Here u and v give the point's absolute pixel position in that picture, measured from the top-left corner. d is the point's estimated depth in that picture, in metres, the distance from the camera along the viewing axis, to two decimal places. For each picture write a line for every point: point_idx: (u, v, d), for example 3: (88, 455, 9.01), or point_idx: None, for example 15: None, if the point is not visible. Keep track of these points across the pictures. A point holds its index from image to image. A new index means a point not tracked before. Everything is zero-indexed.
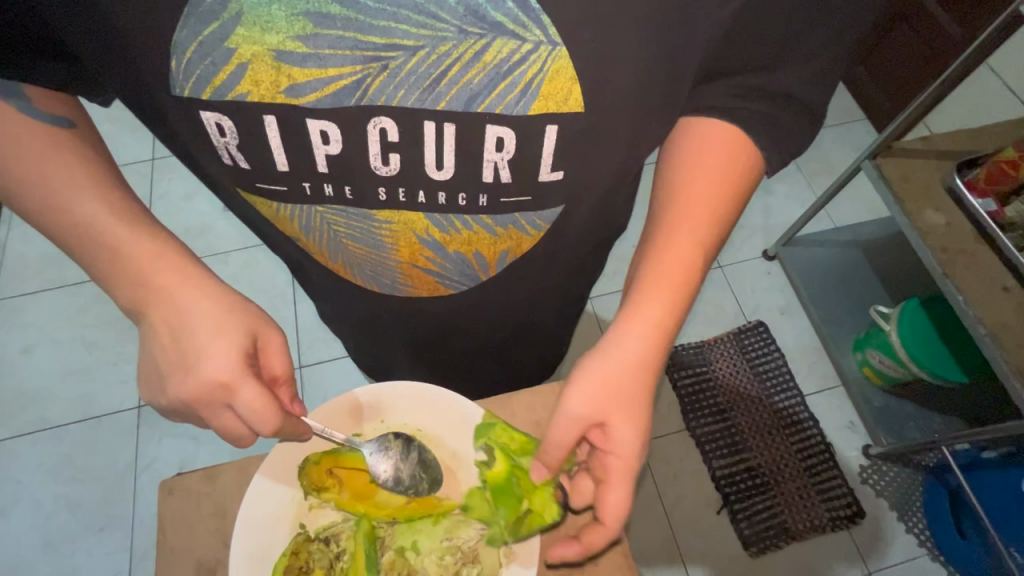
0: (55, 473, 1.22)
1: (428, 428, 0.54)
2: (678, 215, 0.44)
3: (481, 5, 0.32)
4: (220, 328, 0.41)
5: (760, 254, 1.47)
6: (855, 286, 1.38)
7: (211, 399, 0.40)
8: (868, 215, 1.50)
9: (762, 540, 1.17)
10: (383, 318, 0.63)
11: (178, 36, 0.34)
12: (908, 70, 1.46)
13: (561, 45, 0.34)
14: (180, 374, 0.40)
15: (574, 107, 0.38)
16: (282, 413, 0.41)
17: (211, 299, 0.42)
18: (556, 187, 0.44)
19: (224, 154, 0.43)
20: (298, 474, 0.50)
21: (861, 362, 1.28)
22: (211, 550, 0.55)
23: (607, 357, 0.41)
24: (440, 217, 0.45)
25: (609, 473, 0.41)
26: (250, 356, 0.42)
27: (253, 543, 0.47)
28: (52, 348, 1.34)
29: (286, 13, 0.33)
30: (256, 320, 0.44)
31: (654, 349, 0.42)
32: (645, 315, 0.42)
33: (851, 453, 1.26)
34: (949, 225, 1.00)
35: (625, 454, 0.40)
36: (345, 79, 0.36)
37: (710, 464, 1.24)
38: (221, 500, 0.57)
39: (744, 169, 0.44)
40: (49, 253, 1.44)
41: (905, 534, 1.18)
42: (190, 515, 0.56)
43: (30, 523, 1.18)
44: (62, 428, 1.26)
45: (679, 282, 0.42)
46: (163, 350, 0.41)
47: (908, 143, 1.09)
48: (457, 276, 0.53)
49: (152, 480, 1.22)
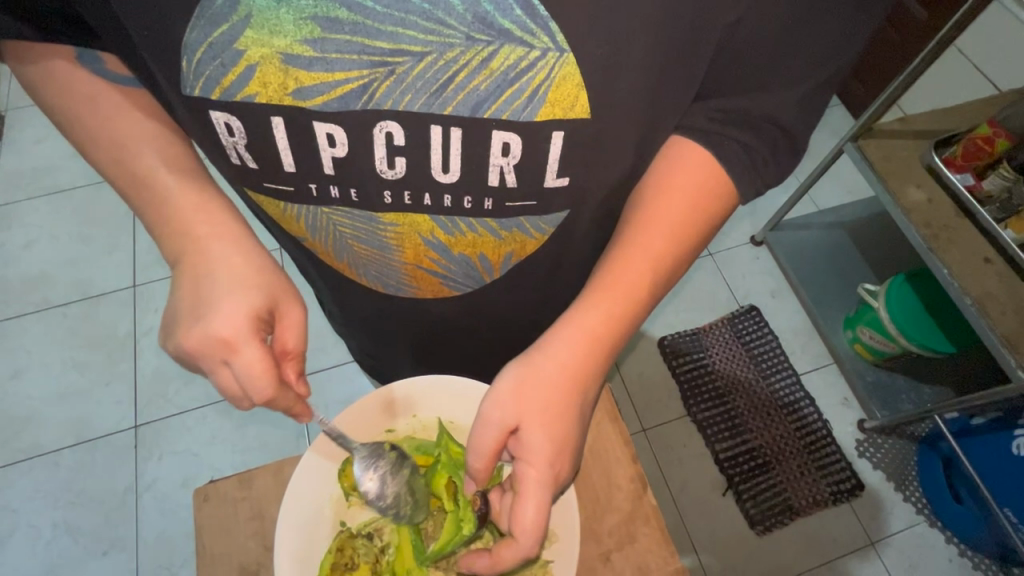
0: (52, 499, 1.19)
1: (460, 419, 0.54)
2: (641, 224, 0.45)
3: (490, 13, 0.33)
4: (240, 284, 0.42)
5: (748, 240, 1.50)
6: (842, 267, 1.42)
7: (211, 352, 0.41)
8: (850, 197, 1.54)
9: (766, 518, 1.20)
10: (394, 321, 0.63)
11: (189, 36, 0.35)
12: (881, 54, 1.50)
13: (569, 51, 0.35)
14: (189, 321, 0.41)
15: (581, 113, 0.38)
16: (276, 383, 0.41)
17: (242, 254, 0.43)
18: (563, 193, 0.44)
19: (233, 154, 0.43)
20: (336, 476, 0.51)
21: (852, 339, 1.32)
22: (252, 553, 0.58)
23: (538, 359, 0.42)
24: (445, 219, 0.45)
25: (522, 485, 0.41)
26: (262, 319, 0.42)
27: (298, 545, 0.48)
28: (42, 371, 1.31)
29: (294, 17, 0.33)
30: (278, 286, 0.44)
31: (587, 353, 0.42)
32: (583, 319, 0.43)
33: (846, 428, 1.29)
34: (931, 202, 1.04)
35: (538, 462, 0.40)
36: (352, 83, 0.36)
37: (712, 447, 1.26)
38: (258, 503, 0.60)
39: (713, 190, 0.45)
40: (34, 275, 1.41)
41: (903, 503, 1.22)
42: (228, 518, 0.59)
43: (30, 551, 1.15)
44: (57, 453, 1.23)
45: (617, 288, 0.43)
46: (184, 297, 0.42)
47: (888, 125, 1.13)
48: (461, 278, 0.52)
49: (155, 499, 1.20)
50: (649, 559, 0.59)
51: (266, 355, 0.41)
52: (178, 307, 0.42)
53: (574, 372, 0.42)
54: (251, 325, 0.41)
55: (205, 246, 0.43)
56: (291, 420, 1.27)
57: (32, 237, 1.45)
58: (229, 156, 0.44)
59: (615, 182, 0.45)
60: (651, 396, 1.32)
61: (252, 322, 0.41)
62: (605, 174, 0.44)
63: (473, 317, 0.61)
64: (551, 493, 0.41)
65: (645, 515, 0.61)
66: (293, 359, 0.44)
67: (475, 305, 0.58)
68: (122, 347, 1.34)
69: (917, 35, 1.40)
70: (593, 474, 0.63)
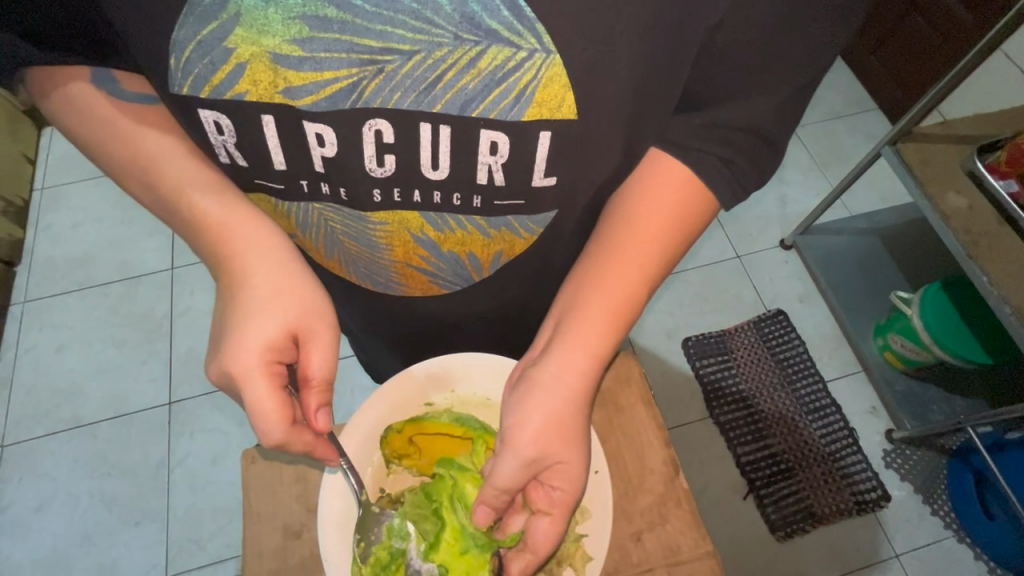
0: (88, 468, 1.24)
1: (496, 397, 0.57)
2: (630, 242, 0.46)
3: (477, 13, 0.33)
4: (263, 305, 0.45)
5: (776, 243, 1.49)
6: (874, 273, 1.39)
7: (232, 384, 0.45)
8: (883, 204, 1.51)
9: (788, 524, 1.18)
10: (415, 318, 0.65)
11: (179, 34, 0.35)
12: (920, 58, 1.47)
13: (555, 53, 0.35)
14: (217, 351, 0.46)
15: (566, 114, 0.39)
16: (280, 420, 0.44)
17: (270, 272, 0.46)
18: (551, 192, 0.46)
19: (221, 151, 0.44)
20: (379, 443, 0.54)
21: (882, 347, 1.30)
22: (296, 515, 0.62)
23: (551, 387, 0.45)
24: (434, 216, 0.47)
25: (556, 506, 0.46)
26: (285, 345, 0.46)
27: (340, 513, 0.52)
28: (83, 346, 1.36)
29: (283, 16, 0.33)
30: (308, 315, 0.46)
31: (588, 378, 0.46)
32: (585, 343, 0.46)
33: (873, 437, 1.27)
34: (972, 208, 1.01)
35: (570, 489, 0.45)
36: (341, 81, 0.37)
37: (734, 450, 1.25)
38: (302, 468, 0.65)
39: (700, 211, 0.47)
40: (77, 255, 1.47)
41: (931, 516, 1.19)
42: (275, 482, 0.64)
43: (67, 518, 1.20)
44: (94, 425, 1.28)
45: (615, 312, 0.46)
46: (220, 320, 0.47)
47: (928, 129, 1.10)
48: (450, 276, 0.55)
49: (185, 474, 1.24)
50: (680, 541, 0.59)
51: (273, 393, 0.44)
52: (227, 327, 0.46)
53: (581, 398, 0.46)
54: (264, 357, 0.44)
55: (233, 264, 0.47)
56: None
57: (78, 219, 1.51)
58: (218, 154, 0.45)
59: (604, 177, 0.47)
60: (673, 395, 1.32)
61: (263, 360, 0.44)
62: (594, 170, 0.45)
63: (493, 303, 0.63)
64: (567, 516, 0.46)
65: (677, 499, 0.61)
66: (324, 389, 0.47)
67: (489, 292, 0.60)
68: (158, 327, 1.39)
69: (959, 40, 1.36)
70: (626, 459, 0.64)
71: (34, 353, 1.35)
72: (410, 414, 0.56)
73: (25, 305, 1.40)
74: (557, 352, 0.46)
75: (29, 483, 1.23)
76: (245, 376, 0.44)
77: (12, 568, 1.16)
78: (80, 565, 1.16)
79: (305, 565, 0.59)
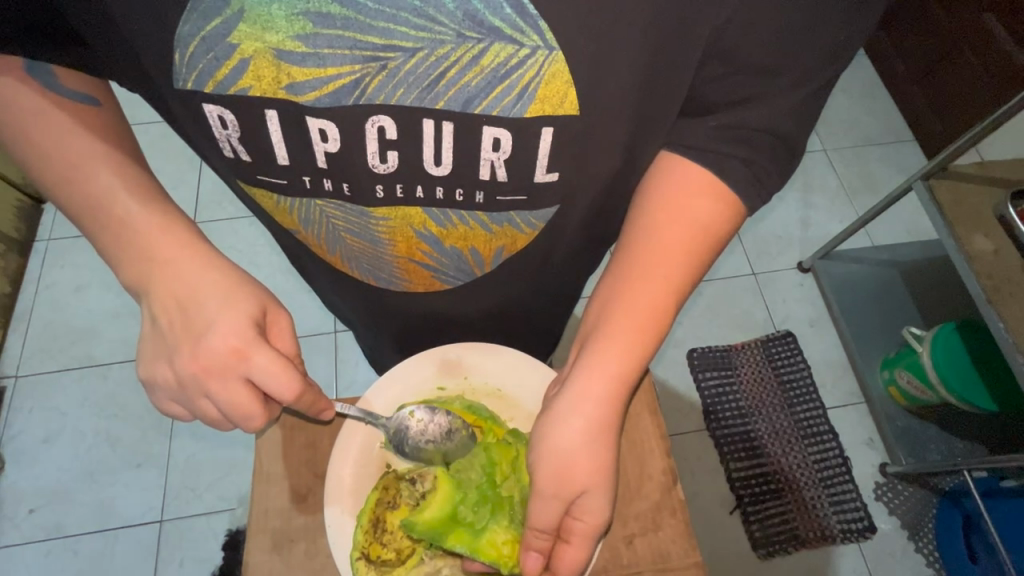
0: (97, 408, 1.28)
1: (508, 390, 0.59)
2: (656, 254, 0.46)
3: (480, 10, 0.34)
4: (227, 298, 0.44)
5: (794, 265, 1.48)
6: (889, 306, 1.38)
7: (221, 368, 0.42)
8: (908, 237, 1.50)
9: (770, 543, 1.19)
10: (420, 313, 0.66)
11: (182, 30, 0.36)
12: (962, 93, 1.44)
13: (557, 50, 0.36)
14: (184, 347, 0.42)
15: (569, 109, 0.40)
16: (300, 376, 0.43)
17: (205, 258, 0.45)
18: (553, 187, 0.47)
19: (226, 146, 0.45)
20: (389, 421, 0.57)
21: (887, 381, 1.29)
22: (302, 481, 0.64)
23: (576, 406, 0.44)
24: (437, 212, 0.48)
25: (573, 535, 0.46)
26: (258, 326, 0.45)
27: (352, 484, 0.55)
28: (100, 289, 1.39)
29: (286, 13, 0.34)
30: (272, 301, 0.47)
31: (615, 397, 0.45)
32: (608, 363, 0.44)
33: (865, 469, 1.27)
34: (998, 252, 1.00)
35: (593, 521, 0.45)
36: (344, 78, 0.38)
37: (727, 465, 1.26)
38: (312, 436, 0.66)
39: (709, 223, 0.46)
40: None
41: (914, 553, 1.20)
42: (283, 448, 0.65)
43: (72, 453, 1.24)
44: (106, 367, 1.31)
45: (646, 331, 0.45)
46: (166, 318, 0.43)
47: (962, 168, 1.09)
48: (452, 271, 0.56)
49: (189, 424, 1.27)
50: (671, 549, 0.61)
51: (278, 355, 0.43)
52: (197, 320, 0.43)
53: (604, 421, 0.44)
54: (253, 331, 0.43)
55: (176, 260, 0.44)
56: (321, 374, 1.34)
57: None
58: (223, 149, 0.45)
59: (606, 176, 0.48)
60: (672, 405, 1.33)
61: (252, 331, 0.43)
62: (594, 169, 0.47)
63: (501, 297, 0.64)
64: (592, 539, 0.46)
65: (671, 508, 0.63)
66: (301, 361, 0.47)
67: (494, 286, 0.61)
68: None
69: (1006, 80, 1.33)
70: (624, 464, 0.65)
71: (54, 291, 1.38)
72: (422, 396, 0.58)
73: (49, 244, 1.43)
74: (583, 362, 0.45)
75: (39, 414, 1.27)
76: (248, 347, 0.42)
77: (17, 495, 1.20)
78: (82, 499, 1.20)
79: (308, 528, 0.62)
